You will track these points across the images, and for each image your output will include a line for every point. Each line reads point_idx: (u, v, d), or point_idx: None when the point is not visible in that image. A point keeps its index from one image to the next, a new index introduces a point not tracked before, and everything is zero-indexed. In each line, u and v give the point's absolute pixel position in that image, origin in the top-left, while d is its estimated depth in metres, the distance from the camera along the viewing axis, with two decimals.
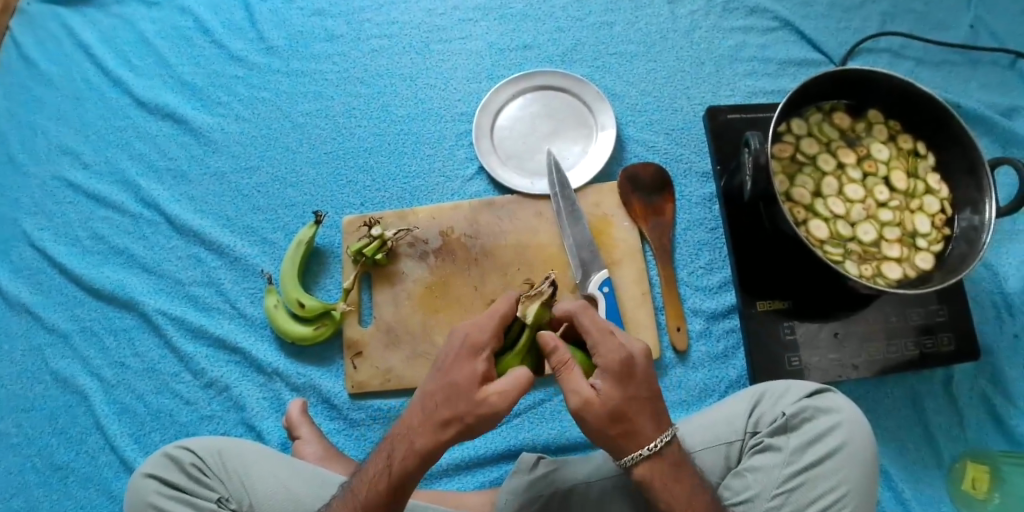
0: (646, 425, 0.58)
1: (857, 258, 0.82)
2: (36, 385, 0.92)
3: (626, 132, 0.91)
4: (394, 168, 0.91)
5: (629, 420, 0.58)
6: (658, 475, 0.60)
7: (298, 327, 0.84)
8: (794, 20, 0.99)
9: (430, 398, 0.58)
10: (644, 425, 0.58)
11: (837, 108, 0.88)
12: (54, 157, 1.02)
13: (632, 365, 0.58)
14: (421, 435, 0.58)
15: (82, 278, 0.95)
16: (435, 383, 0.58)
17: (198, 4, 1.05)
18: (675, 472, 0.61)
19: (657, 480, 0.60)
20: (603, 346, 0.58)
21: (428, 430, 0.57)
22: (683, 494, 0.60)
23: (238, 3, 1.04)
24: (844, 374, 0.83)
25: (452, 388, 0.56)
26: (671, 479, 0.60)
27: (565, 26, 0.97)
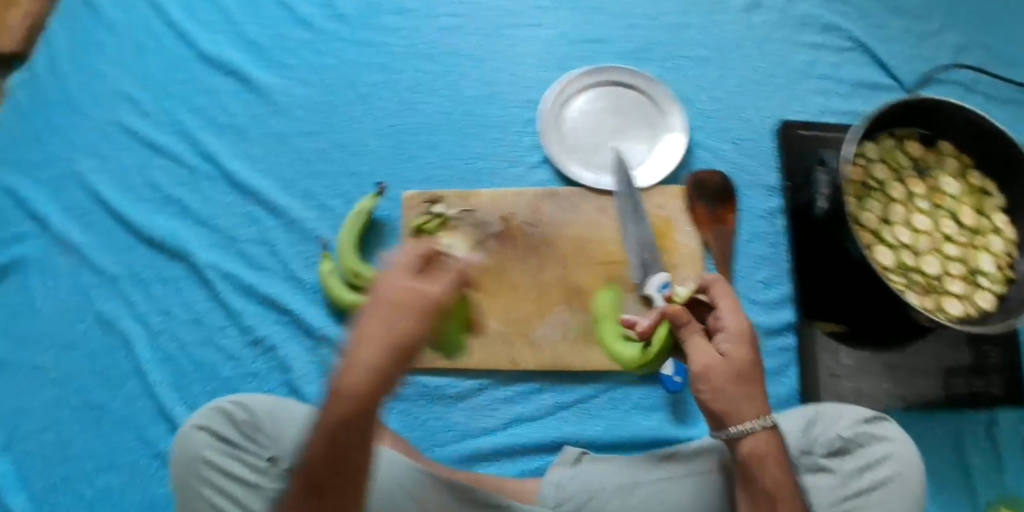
0: (743, 406, 0.57)
1: (919, 290, 0.81)
2: (77, 324, 0.92)
3: (695, 137, 0.90)
4: (459, 148, 0.90)
5: (725, 402, 0.57)
6: (766, 452, 0.57)
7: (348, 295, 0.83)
8: (870, 42, 0.96)
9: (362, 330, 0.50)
10: (751, 398, 0.57)
11: (910, 137, 0.87)
12: (110, 103, 1.01)
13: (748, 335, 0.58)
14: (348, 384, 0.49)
15: (134, 225, 0.94)
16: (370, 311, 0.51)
17: None
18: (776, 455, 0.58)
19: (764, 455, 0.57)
20: (726, 313, 0.59)
21: (355, 377, 0.49)
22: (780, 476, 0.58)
23: None
24: (894, 405, 0.82)
25: (401, 312, 0.49)
26: (775, 458, 0.58)
27: (639, 24, 0.96)
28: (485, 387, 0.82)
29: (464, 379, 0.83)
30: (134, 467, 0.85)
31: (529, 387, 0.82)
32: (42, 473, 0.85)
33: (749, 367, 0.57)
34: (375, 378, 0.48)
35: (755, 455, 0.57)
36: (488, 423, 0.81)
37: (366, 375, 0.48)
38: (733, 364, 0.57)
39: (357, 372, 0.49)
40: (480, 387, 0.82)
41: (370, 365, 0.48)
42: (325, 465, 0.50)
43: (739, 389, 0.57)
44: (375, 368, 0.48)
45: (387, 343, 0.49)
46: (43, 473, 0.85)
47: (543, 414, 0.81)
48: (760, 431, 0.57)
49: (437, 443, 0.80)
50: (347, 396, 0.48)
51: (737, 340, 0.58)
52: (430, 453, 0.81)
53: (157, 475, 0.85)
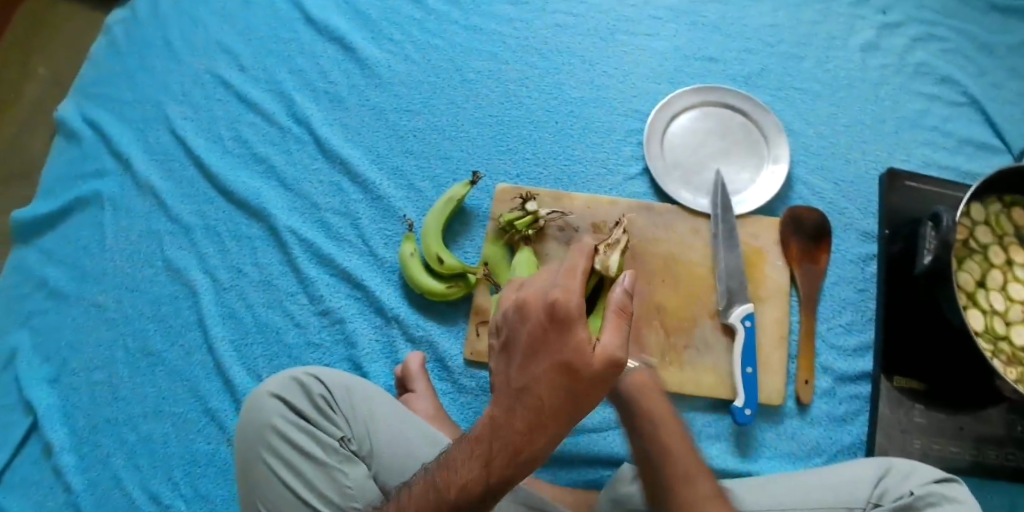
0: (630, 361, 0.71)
1: (1005, 359, 0.79)
2: (147, 268, 0.92)
3: (796, 172, 0.89)
4: (557, 148, 0.89)
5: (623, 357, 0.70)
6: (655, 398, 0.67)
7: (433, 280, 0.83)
8: (983, 99, 0.95)
9: (538, 387, 0.46)
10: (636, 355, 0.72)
11: (1019, 204, 0.85)
12: (209, 51, 1.00)
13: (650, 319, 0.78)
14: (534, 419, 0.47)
15: (216, 177, 0.94)
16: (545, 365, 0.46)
17: None
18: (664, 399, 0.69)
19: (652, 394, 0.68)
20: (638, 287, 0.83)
21: (546, 413, 0.46)
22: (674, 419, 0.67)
23: None
24: (960, 470, 0.80)
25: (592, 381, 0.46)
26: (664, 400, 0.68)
27: (755, 48, 0.95)
28: None
29: None
30: (179, 419, 0.85)
31: None
32: (92, 411, 0.86)
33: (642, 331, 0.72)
34: (559, 414, 0.47)
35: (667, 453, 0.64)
36: None
37: (551, 410, 0.47)
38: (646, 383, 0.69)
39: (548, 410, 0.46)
40: None
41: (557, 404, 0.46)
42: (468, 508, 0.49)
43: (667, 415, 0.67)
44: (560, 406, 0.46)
45: (569, 386, 0.46)
46: (93, 412, 0.86)
47: (605, 427, 0.81)
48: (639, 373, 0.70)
49: None
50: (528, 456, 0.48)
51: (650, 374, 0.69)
52: None
53: (201, 432, 0.85)
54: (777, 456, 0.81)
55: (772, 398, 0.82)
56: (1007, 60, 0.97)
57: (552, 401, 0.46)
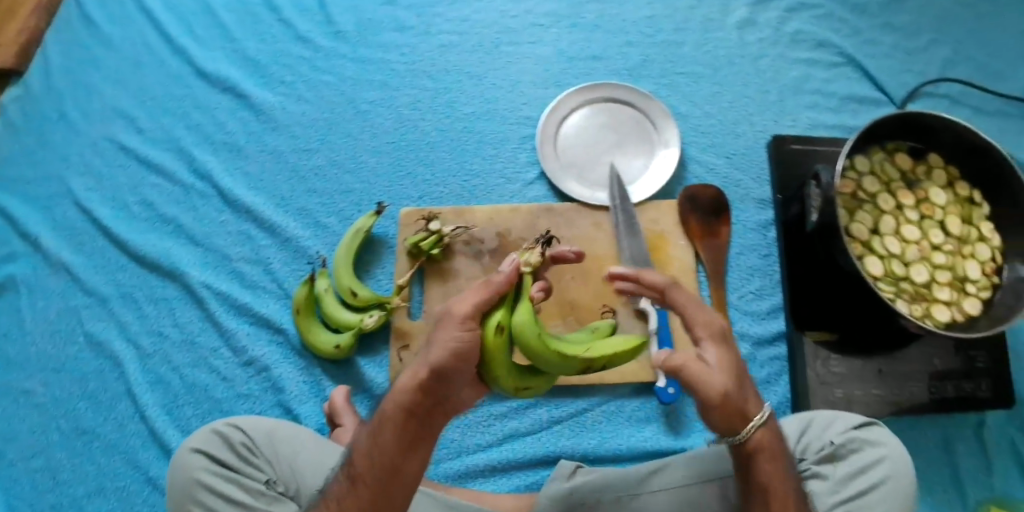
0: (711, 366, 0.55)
1: (908, 297, 0.83)
2: (69, 345, 0.91)
3: (687, 153, 0.92)
4: (455, 164, 0.91)
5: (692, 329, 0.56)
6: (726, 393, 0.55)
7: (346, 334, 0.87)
8: (858, 57, 0.99)
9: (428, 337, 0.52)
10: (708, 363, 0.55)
11: (900, 149, 0.89)
12: (107, 119, 1.00)
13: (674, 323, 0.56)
14: (397, 409, 0.53)
15: (126, 243, 0.94)
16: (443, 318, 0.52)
17: None
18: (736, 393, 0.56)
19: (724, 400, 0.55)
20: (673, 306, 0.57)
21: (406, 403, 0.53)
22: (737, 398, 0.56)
23: None
24: (885, 411, 0.83)
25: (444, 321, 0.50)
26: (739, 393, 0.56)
27: (636, 40, 0.98)
28: (481, 402, 0.84)
29: None
30: (122, 492, 0.84)
31: (525, 401, 0.84)
32: (32, 498, 0.84)
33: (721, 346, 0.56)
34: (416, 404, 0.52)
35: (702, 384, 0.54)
36: (482, 439, 0.83)
37: (409, 398, 0.52)
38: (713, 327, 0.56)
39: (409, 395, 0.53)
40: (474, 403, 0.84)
41: (413, 391, 0.52)
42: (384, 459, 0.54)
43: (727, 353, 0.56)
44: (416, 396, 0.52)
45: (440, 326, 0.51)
46: (34, 500, 0.84)
47: (538, 428, 0.83)
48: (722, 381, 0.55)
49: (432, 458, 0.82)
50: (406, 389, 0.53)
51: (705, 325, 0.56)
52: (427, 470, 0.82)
53: (146, 502, 0.84)
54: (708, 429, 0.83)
55: None
56: (876, 17, 1.02)
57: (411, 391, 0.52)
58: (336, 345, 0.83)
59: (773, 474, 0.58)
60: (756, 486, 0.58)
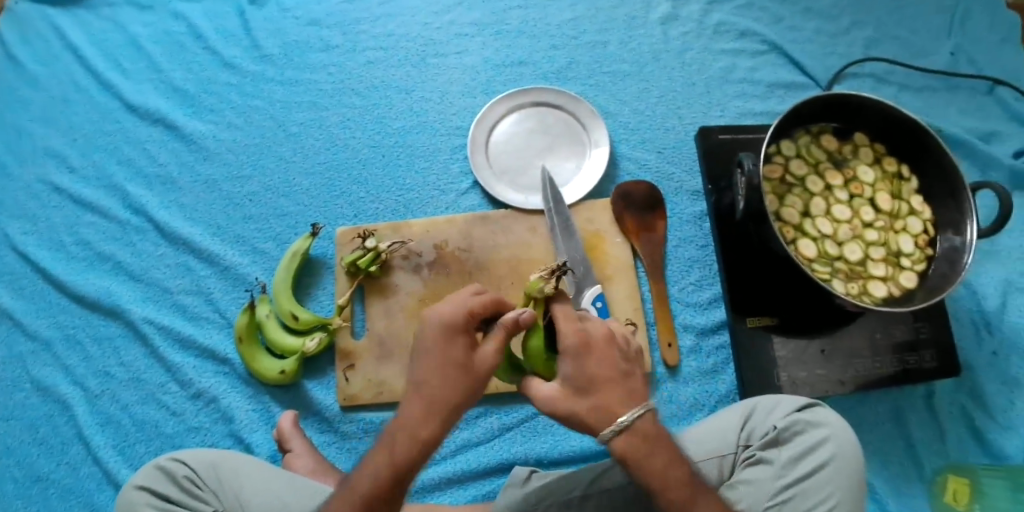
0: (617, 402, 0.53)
1: (843, 277, 0.84)
2: (16, 393, 0.87)
3: (618, 150, 0.94)
4: (388, 181, 0.92)
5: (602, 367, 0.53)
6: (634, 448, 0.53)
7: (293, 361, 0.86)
8: (781, 43, 1.01)
9: (425, 373, 0.52)
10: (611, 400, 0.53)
11: (825, 131, 0.90)
12: (39, 160, 0.98)
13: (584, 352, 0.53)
14: (392, 456, 0.52)
15: (64, 283, 0.91)
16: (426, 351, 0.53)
17: (192, 10, 1.04)
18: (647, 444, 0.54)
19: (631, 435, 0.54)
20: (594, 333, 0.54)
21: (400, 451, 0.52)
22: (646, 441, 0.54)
23: (233, 12, 1.04)
24: (831, 390, 0.83)
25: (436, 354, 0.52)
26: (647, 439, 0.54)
27: (561, 43, 0.99)
28: None
29: None
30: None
31: (475, 411, 0.84)
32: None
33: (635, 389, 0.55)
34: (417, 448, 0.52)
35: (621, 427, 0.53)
36: (435, 452, 0.82)
37: (409, 445, 0.52)
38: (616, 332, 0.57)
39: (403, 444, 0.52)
40: None
41: (412, 438, 0.52)
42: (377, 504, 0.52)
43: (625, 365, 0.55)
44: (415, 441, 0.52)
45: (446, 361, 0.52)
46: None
47: (489, 437, 0.82)
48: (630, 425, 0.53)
49: None
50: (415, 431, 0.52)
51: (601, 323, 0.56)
52: None
53: None
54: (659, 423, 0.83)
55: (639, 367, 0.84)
56: (796, 2, 1.04)
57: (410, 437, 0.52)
58: (281, 370, 0.82)
59: (668, 458, 0.54)
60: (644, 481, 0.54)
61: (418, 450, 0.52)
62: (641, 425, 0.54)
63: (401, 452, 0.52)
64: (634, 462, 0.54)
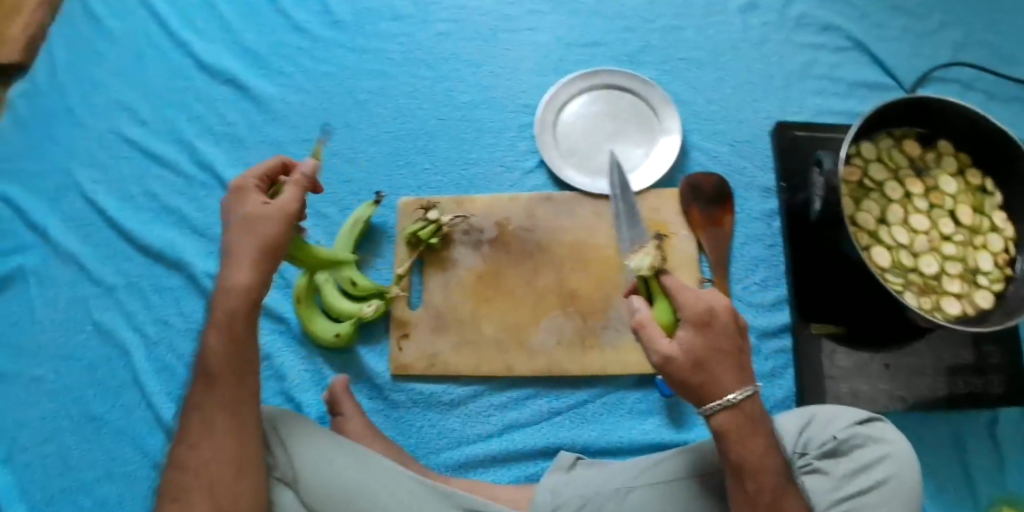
0: (723, 377, 0.54)
1: (917, 290, 0.80)
2: (77, 334, 0.89)
3: (689, 140, 0.92)
4: (453, 153, 0.92)
5: (696, 346, 0.54)
6: (734, 431, 0.55)
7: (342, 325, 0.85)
8: (866, 41, 0.97)
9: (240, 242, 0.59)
10: (723, 376, 0.54)
11: (909, 136, 0.87)
12: (111, 111, 1.00)
13: (710, 317, 0.55)
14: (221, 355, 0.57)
15: (129, 233, 0.93)
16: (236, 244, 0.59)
17: None
18: (751, 426, 0.55)
19: (731, 432, 0.55)
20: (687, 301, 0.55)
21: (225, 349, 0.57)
22: (758, 448, 0.56)
23: None
24: (892, 406, 0.81)
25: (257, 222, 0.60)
26: (745, 431, 0.55)
27: (637, 27, 0.98)
28: (480, 393, 0.83)
29: (458, 385, 0.83)
30: (128, 477, 0.83)
31: (524, 391, 0.83)
32: (41, 482, 0.83)
33: (707, 355, 0.54)
34: (240, 332, 0.58)
35: (724, 437, 0.55)
36: (481, 429, 0.82)
37: (228, 339, 0.57)
38: (694, 347, 0.54)
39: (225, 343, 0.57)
40: (473, 393, 0.83)
41: (226, 332, 0.57)
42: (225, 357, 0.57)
43: (723, 361, 0.54)
44: (239, 321, 0.58)
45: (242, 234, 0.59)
46: (44, 484, 0.83)
47: (537, 420, 0.82)
48: (724, 410, 0.54)
49: (430, 450, 0.81)
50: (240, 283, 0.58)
51: (694, 326, 0.54)
52: (425, 460, 0.81)
53: (151, 489, 0.82)
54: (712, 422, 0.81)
55: None
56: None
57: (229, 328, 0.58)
58: (336, 333, 0.82)
59: (761, 446, 0.56)
60: (735, 463, 0.56)
61: (234, 350, 0.57)
62: (747, 406, 0.55)
63: (228, 345, 0.57)
64: (728, 444, 0.55)
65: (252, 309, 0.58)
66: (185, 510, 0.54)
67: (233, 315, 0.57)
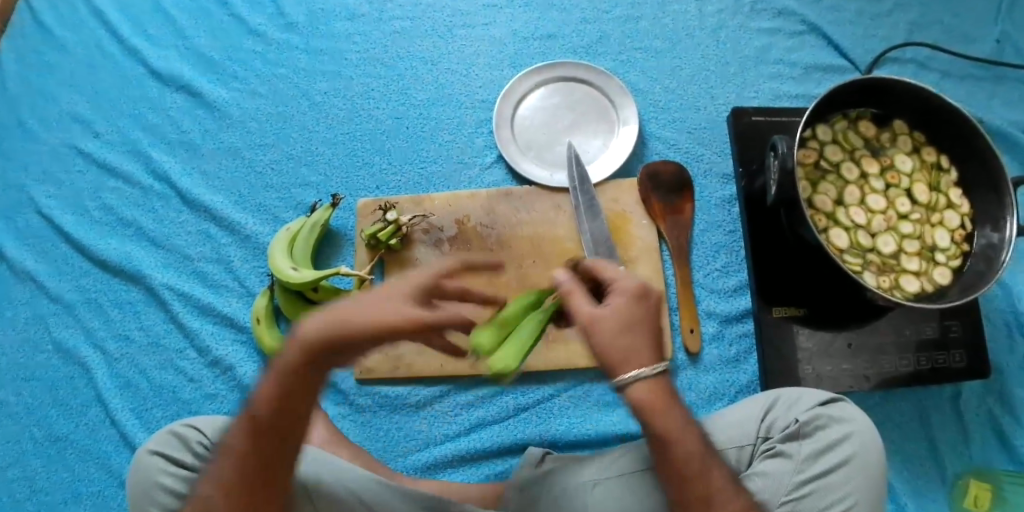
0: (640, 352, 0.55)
1: (875, 269, 0.80)
2: (37, 354, 0.86)
3: (647, 130, 0.92)
4: (411, 152, 0.91)
5: (624, 314, 0.55)
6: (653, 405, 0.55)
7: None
8: (821, 24, 0.97)
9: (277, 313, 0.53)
10: (638, 346, 0.55)
11: (864, 116, 0.86)
12: (64, 124, 0.97)
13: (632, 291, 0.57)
14: (226, 478, 0.53)
15: (85, 247, 0.90)
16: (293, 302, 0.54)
17: None
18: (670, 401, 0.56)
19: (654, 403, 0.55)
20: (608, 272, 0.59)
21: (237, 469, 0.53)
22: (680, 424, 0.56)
23: None
24: (856, 385, 0.81)
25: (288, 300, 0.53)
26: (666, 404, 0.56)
27: (592, 18, 0.97)
28: (446, 393, 0.83)
29: (424, 387, 0.83)
30: (97, 498, 0.80)
31: (490, 389, 0.83)
32: (10, 508, 0.80)
33: (635, 317, 0.56)
34: (259, 455, 0.53)
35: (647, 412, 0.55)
36: (449, 429, 0.81)
37: (237, 461, 0.53)
38: (624, 315, 0.55)
39: (241, 456, 0.53)
40: (438, 394, 0.83)
41: (245, 450, 0.53)
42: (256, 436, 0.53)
43: (626, 340, 0.55)
44: (257, 447, 0.53)
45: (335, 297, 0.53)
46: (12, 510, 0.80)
47: (504, 417, 0.82)
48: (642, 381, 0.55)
49: (398, 452, 0.81)
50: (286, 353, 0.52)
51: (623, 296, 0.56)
52: (394, 464, 0.81)
53: (121, 506, 0.80)
54: None
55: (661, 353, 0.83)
56: None
57: (248, 447, 0.53)
58: None
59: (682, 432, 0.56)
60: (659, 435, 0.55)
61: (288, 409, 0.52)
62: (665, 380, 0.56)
63: (241, 473, 0.53)
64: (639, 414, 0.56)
65: (282, 429, 0.53)
66: None
67: (251, 439, 0.53)
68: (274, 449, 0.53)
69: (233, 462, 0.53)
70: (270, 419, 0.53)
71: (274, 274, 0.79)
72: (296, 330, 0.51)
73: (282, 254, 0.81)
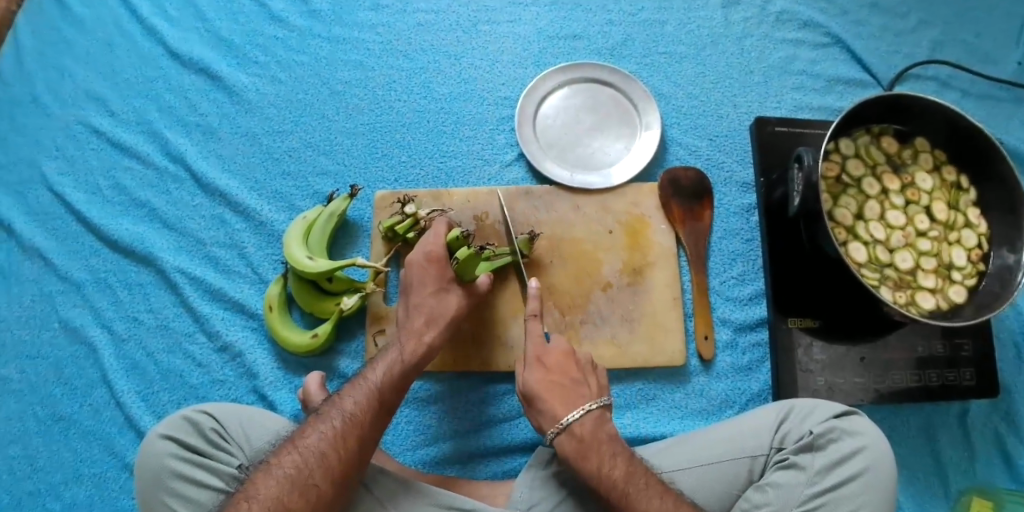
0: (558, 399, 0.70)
1: (892, 285, 0.80)
2: (43, 332, 0.85)
3: (669, 134, 0.92)
4: (432, 146, 0.91)
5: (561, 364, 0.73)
6: (582, 439, 0.67)
7: (317, 327, 0.83)
8: (845, 37, 0.97)
9: (420, 308, 0.74)
10: (566, 392, 0.70)
11: (886, 132, 0.85)
12: (80, 102, 0.96)
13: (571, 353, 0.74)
14: (337, 433, 0.63)
15: (96, 227, 0.89)
16: (422, 300, 0.74)
17: None
18: (599, 433, 0.68)
19: (587, 435, 0.68)
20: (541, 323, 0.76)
21: (346, 426, 0.63)
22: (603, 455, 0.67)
23: None
24: (866, 399, 0.81)
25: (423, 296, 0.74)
26: (591, 436, 0.68)
27: (617, 20, 0.97)
28: (456, 390, 0.82)
29: (432, 382, 0.82)
30: (98, 479, 0.79)
31: (501, 387, 0.82)
32: (8, 487, 0.79)
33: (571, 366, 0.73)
34: (365, 422, 0.64)
35: (583, 442, 0.67)
36: (459, 425, 0.81)
37: (350, 425, 0.64)
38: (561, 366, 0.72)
39: (351, 416, 0.64)
40: (446, 391, 0.82)
41: (358, 416, 0.64)
42: (369, 404, 0.66)
43: (562, 381, 0.71)
44: (367, 415, 0.65)
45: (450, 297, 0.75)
46: (10, 488, 0.79)
47: (515, 415, 0.81)
48: (586, 414, 0.69)
49: (407, 446, 0.80)
50: (415, 345, 0.71)
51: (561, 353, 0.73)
52: (401, 458, 0.80)
53: (123, 489, 0.79)
54: (687, 416, 0.82)
55: (674, 359, 0.83)
56: None
57: (360, 414, 0.65)
58: (314, 333, 0.80)
59: (603, 457, 0.67)
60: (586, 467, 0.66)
61: (398, 388, 0.68)
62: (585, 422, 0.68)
63: (349, 432, 0.63)
64: (572, 461, 0.67)
65: (385, 410, 0.67)
66: (298, 479, 0.60)
67: (366, 409, 0.65)
68: (380, 421, 0.66)
69: (343, 422, 0.64)
70: (382, 395, 0.67)
71: (290, 262, 0.78)
72: (418, 325, 0.73)
73: (298, 244, 0.80)
